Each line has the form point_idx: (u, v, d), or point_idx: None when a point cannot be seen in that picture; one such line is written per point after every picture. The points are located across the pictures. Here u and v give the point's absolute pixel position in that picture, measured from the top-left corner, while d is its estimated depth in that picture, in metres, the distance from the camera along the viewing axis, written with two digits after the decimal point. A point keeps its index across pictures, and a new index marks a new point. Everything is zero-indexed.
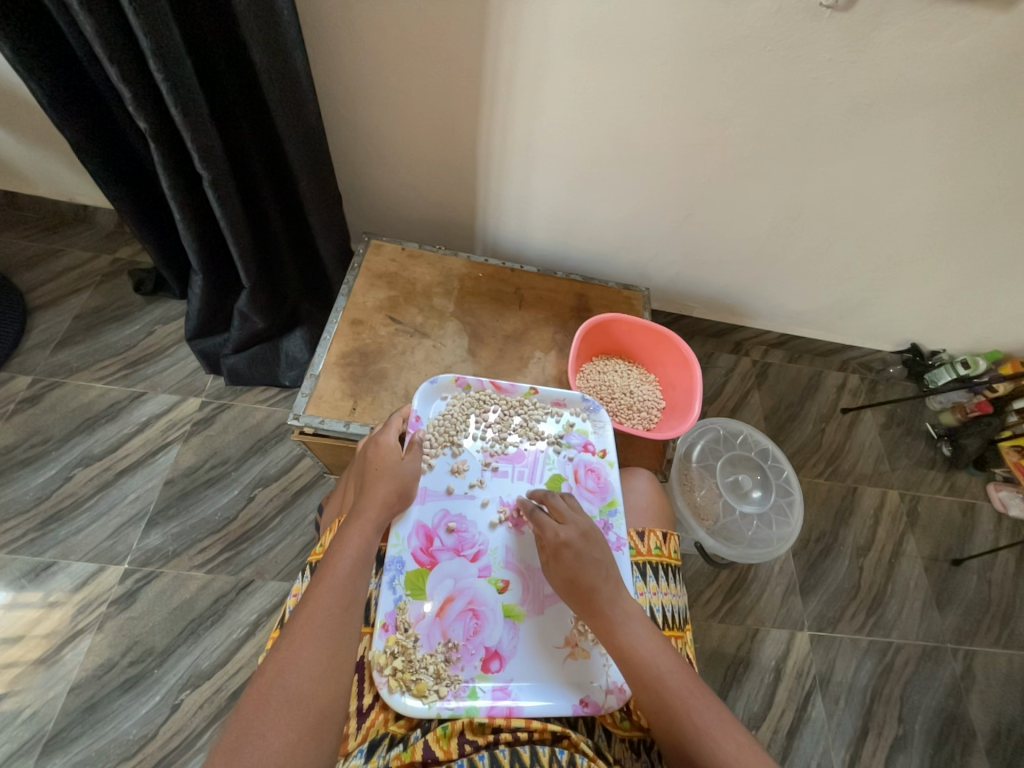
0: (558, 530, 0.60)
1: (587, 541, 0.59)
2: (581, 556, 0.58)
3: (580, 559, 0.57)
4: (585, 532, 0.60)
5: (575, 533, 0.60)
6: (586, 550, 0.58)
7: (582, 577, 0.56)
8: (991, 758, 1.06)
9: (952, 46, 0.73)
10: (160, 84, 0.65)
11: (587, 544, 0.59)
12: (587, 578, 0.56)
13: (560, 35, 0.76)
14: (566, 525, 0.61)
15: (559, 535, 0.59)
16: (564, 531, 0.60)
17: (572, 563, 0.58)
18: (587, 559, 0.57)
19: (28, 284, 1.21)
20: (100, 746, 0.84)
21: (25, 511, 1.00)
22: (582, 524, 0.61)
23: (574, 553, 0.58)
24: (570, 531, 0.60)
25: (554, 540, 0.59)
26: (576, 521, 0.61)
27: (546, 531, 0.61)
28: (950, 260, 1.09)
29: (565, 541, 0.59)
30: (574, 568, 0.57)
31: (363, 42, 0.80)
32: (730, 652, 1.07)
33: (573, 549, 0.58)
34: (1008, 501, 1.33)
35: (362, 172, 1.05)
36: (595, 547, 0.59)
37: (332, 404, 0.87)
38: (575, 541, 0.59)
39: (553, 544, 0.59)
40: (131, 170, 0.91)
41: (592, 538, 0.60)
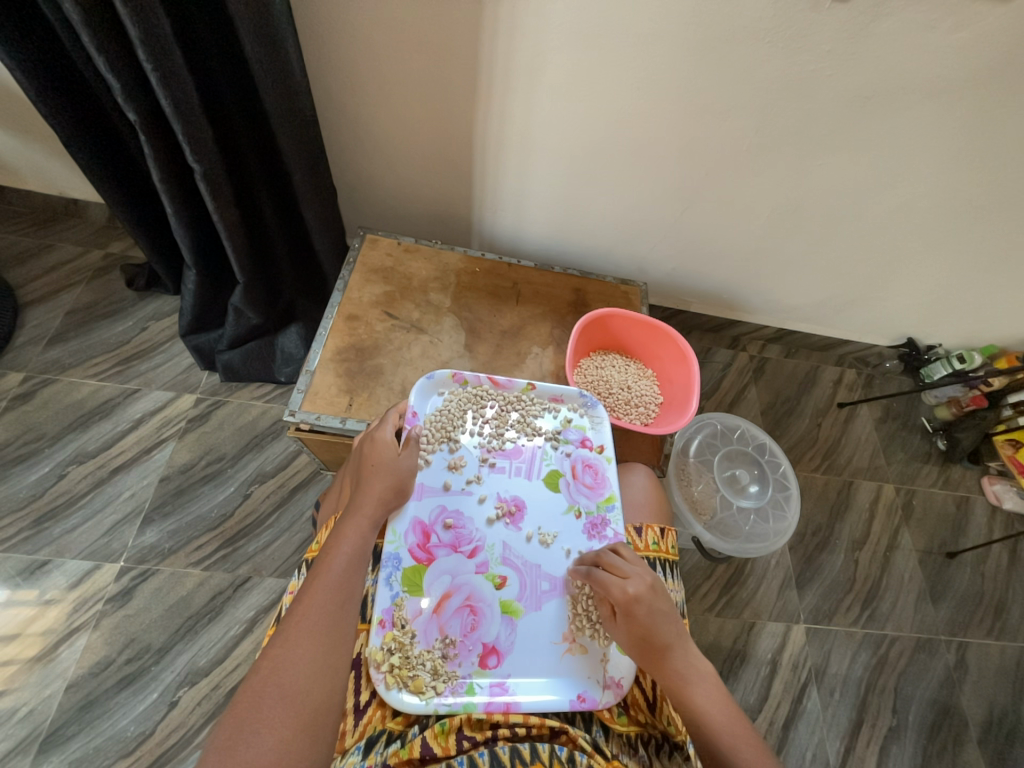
0: (625, 584, 0.56)
1: (657, 594, 0.57)
2: (653, 611, 0.56)
3: (652, 615, 0.55)
4: (652, 584, 0.57)
5: (643, 586, 0.56)
6: (657, 604, 0.56)
7: (655, 636, 0.55)
8: (983, 748, 1.08)
9: (952, 38, 0.72)
10: (149, 75, 0.63)
11: (656, 597, 0.56)
12: (661, 636, 0.55)
13: (556, 26, 0.75)
14: (631, 578, 0.57)
15: (628, 590, 0.56)
16: (632, 584, 0.56)
17: (645, 620, 0.55)
18: (659, 614, 0.56)
19: (20, 279, 1.20)
20: (97, 743, 0.84)
21: (18, 509, 0.99)
22: (648, 575, 0.58)
23: (647, 608, 0.55)
24: (638, 584, 0.56)
25: (624, 597, 0.56)
26: (639, 571, 0.58)
27: (612, 587, 0.57)
28: (948, 254, 1.09)
29: (636, 596, 0.56)
30: (647, 626, 0.55)
31: (358, 33, 0.79)
32: (727, 645, 1.08)
33: (645, 605, 0.55)
34: (1002, 494, 1.34)
35: (357, 167, 1.04)
36: (663, 601, 0.57)
37: (328, 400, 0.87)
38: (646, 596, 0.56)
39: (623, 601, 0.56)
40: (121, 163, 0.90)
41: (659, 589, 0.57)
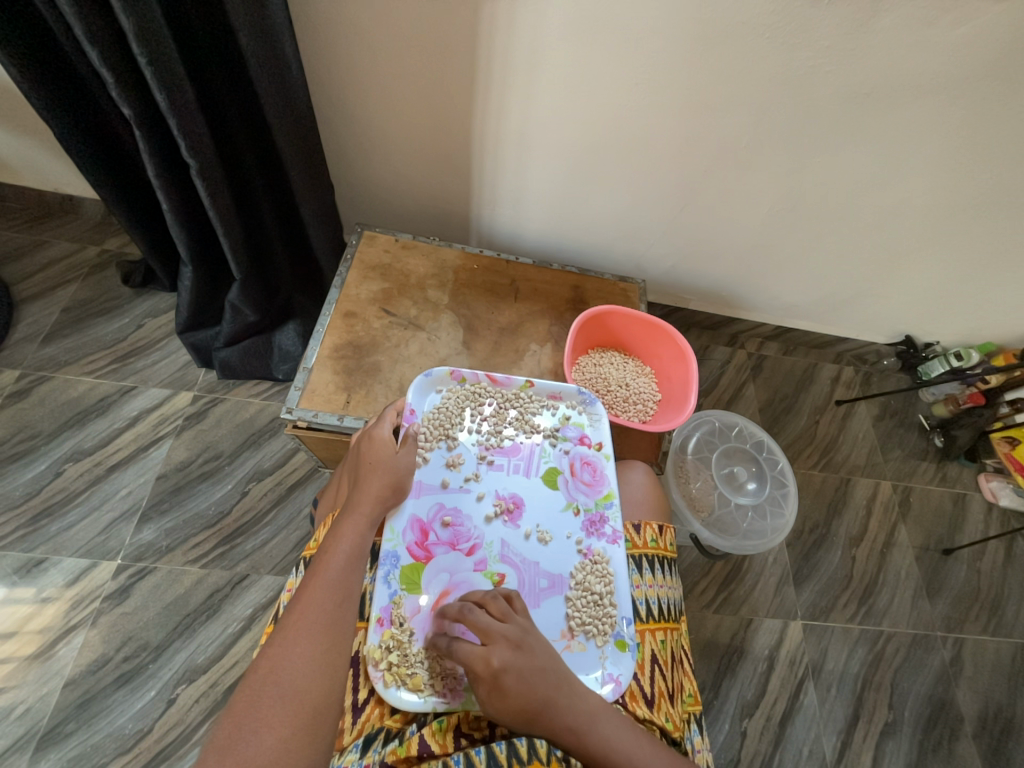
0: (489, 655, 0.49)
1: (523, 652, 0.51)
2: (524, 677, 0.49)
3: (523, 682, 0.49)
4: (517, 644, 0.51)
5: (507, 651, 0.50)
6: (527, 665, 0.50)
7: (531, 703, 0.48)
8: (979, 743, 1.08)
9: (951, 35, 0.72)
10: (143, 69, 0.63)
11: (522, 660, 0.50)
12: (539, 700, 0.49)
13: (554, 20, 0.74)
14: (494, 643, 0.50)
15: (492, 660, 0.49)
16: (496, 653, 0.49)
17: (517, 689, 0.48)
18: (531, 678, 0.49)
19: (15, 276, 1.19)
20: (95, 741, 0.84)
21: (14, 507, 0.98)
22: (511, 636, 0.51)
23: (517, 676, 0.49)
24: (502, 650, 0.50)
25: (490, 669, 0.49)
26: (501, 630, 0.51)
27: (475, 659, 0.49)
28: (945, 251, 1.09)
29: (503, 665, 0.49)
30: (522, 697, 0.48)
31: (355, 28, 0.78)
32: (724, 641, 1.08)
33: (513, 673, 0.49)
34: (999, 491, 1.34)
35: (354, 163, 1.03)
36: (533, 657, 0.51)
37: (326, 397, 0.86)
38: (513, 663, 0.49)
39: (489, 677, 0.49)
40: (115, 159, 0.90)
41: (526, 647, 0.51)
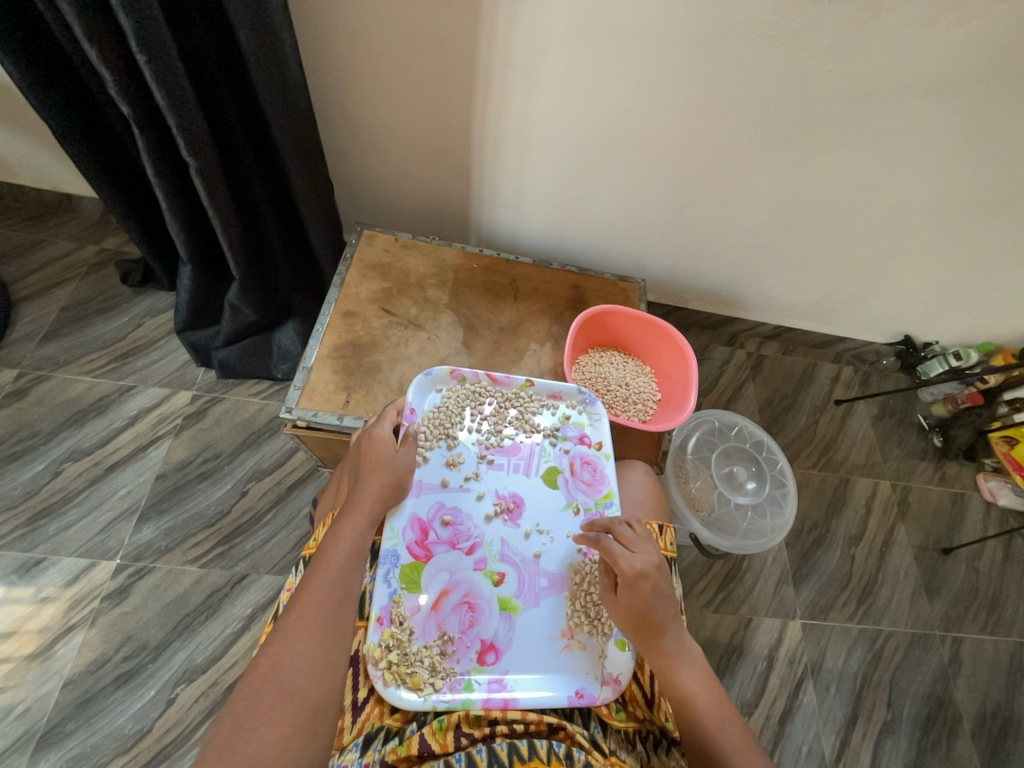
0: (633, 560, 0.56)
1: (662, 574, 0.57)
2: (656, 591, 0.56)
3: (654, 594, 0.55)
4: (659, 563, 0.57)
5: (650, 563, 0.56)
6: (662, 583, 0.56)
7: (652, 614, 0.55)
8: (977, 741, 1.09)
9: (952, 34, 0.72)
10: (142, 67, 0.62)
11: (660, 577, 0.56)
12: (657, 616, 0.55)
13: (554, 20, 0.74)
14: (639, 555, 0.57)
15: (635, 565, 0.56)
16: (640, 561, 0.56)
17: (647, 597, 0.55)
18: (660, 594, 0.56)
19: (13, 275, 1.19)
20: (94, 741, 0.84)
21: (12, 507, 0.98)
22: (656, 554, 0.58)
23: (651, 586, 0.55)
24: (646, 561, 0.56)
25: (630, 571, 0.56)
26: (647, 550, 0.58)
27: (620, 560, 0.57)
28: (944, 251, 1.10)
29: (643, 572, 0.55)
30: (648, 604, 0.55)
31: (355, 28, 0.78)
32: (724, 641, 1.08)
33: (650, 583, 0.55)
34: (997, 490, 1.34)
35: (354, 162, 1.03)
36: (666, 581, 0.57)
37: (325, 397, 0.86)
38: (652, 574, 0.56)
39: (628, 575, 0.56)
40: (114, 158, 0.89)
41: (663, 570, 0.57)
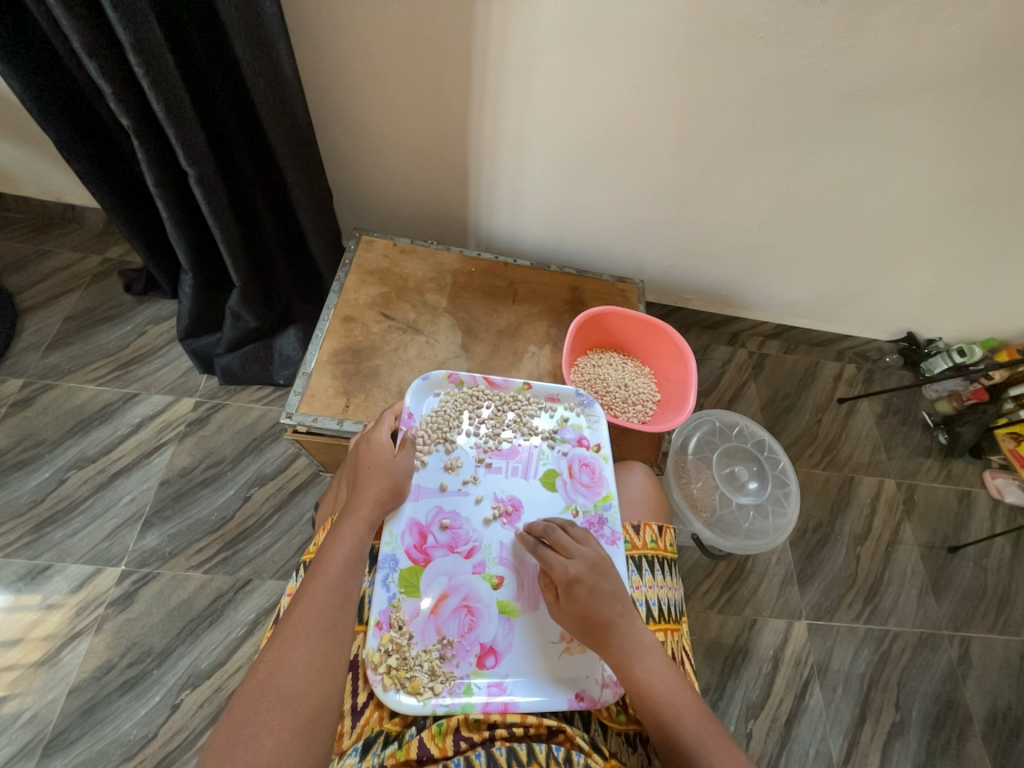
0: (566, 566, 0.57)
1: (598, 574, 0.57)
2: (595, 592, 0.56)
3: (593, 595, 0.56)
4: (594, 564, 0.58)
5: (583, 567, 0.57)
6: (599, 584, 0.56)
7: (597, 614, 0.55)
8: (988, 743, 1.07)
9: (948, 29, 0.72)
10: (141, 79, 0.63)
11: (597, 577, 0.57)
12: (603, 615, 0.55)
13: (548, 24, 0.75)
14: (573, 559, 0.58)
15: (568, 571, 0.57)
16: (573, 566, 0.57)
17: (586, 600, 0.55)
18: (601, 594, 0.56)
19: (18, 285, 1.20)
20: (101, 747, 0.85)
21: (20, 514, 0.99)
22: (591, 556, 0.58)
23: (588, 589, 0.56)
24: (579, 565, 0.57)
25: (564, 576, 0.57)
26: (583, 553, 0.59)
27: (554, 567, 0.58)
28: (945, 247, 1.09)
29: (576, 577, 0.56)
30: (587, 606, 0.55)
31: (351, 36, 0.79)
32: (729, 642, 1.08)
33: (585, 586, 0.56)
34: (1004, 488, 1.33)
35: (352, 169, 1.04)
36: (606, 580, 0.57)
37: (325, 402, 0.87)
38: (586, 577, 0.56)
39: (564, 581, 0.57)
40: (115, 168, 0.90)
41: (601, 570, 0.58)
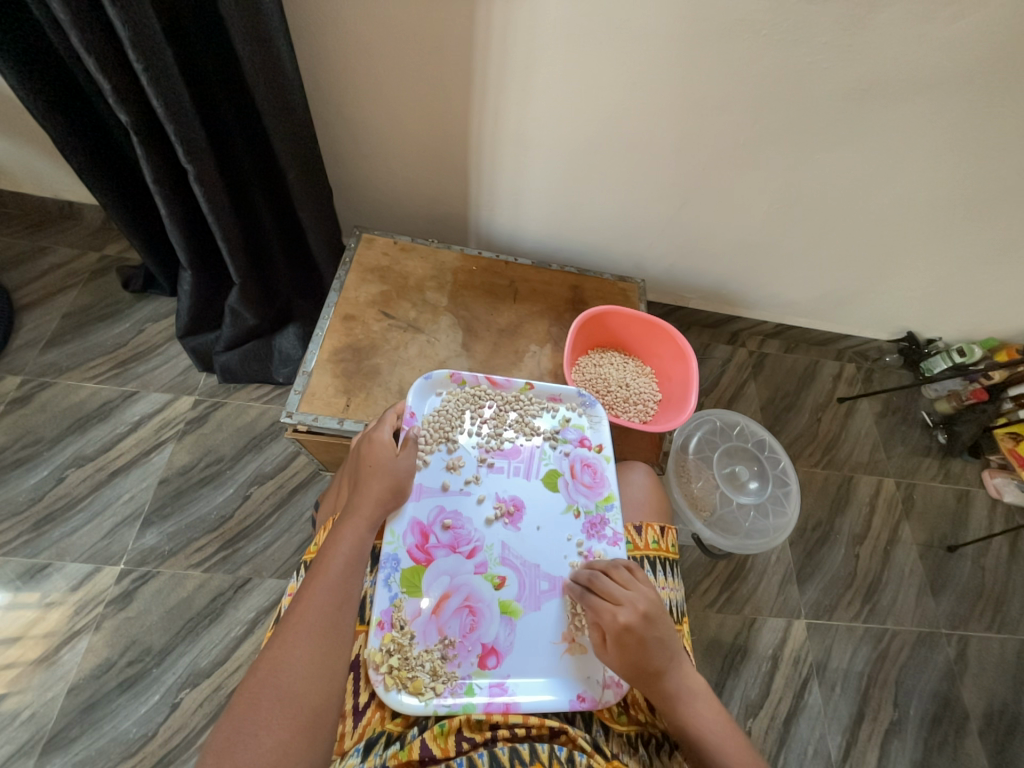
0: (616, 613, 0.54)
1: (650, 623, 0.54)
2: (647, 642, 0.53)
3: (645, 645, 0.53)
4: (646, 612, 0.55)
5: (635, 616, 0.54)
6: (651, 634, 0.54)
7: (648, 664, 0.53)
8: (984, 741, 1.08)
9: (952, 28, 0.71)
10: (139, 74, 0.63)
11: (649, 626, 0.54)
12: (655, 664, 0.54)
13: (550, 21, 0.74)
14: (623, 606, 0.55)
15: (618, 619, 0.54)
16: (624, 614, 0.54)
17: (637, 649, 0.53)
18: (652, 643, 0.54)
19: (16, 282, 1.20)
20: (100, 745, 0.85)
21: (18, 512, 0.99)
22: (642, 602, 0.55)
23: (640, 638, 0.53)
24: (630, 614, 0.54)
25: (614, 626, 0.54)
26: (633, 598, 0.56)
27: (604, 614, 0.55)
28: (946, 247, 1.09)
29: (627, 626, 0.54)
30: (639, 657, 0.53)
31: (351, 33, 0.78)
32: (728, 641, 1.08)
33: (636, 636, 0.53)
34: (1003, 487, 1.33)
35: (352, 167, 1.03)
36: (658, 628, 0.55)
37: (326, 401, 0.86)
38: (638, 627, 0.54)
39: (614, 630, 0.54)
40: (113, 165, 0.90)
41: (654, 616, 0.55)
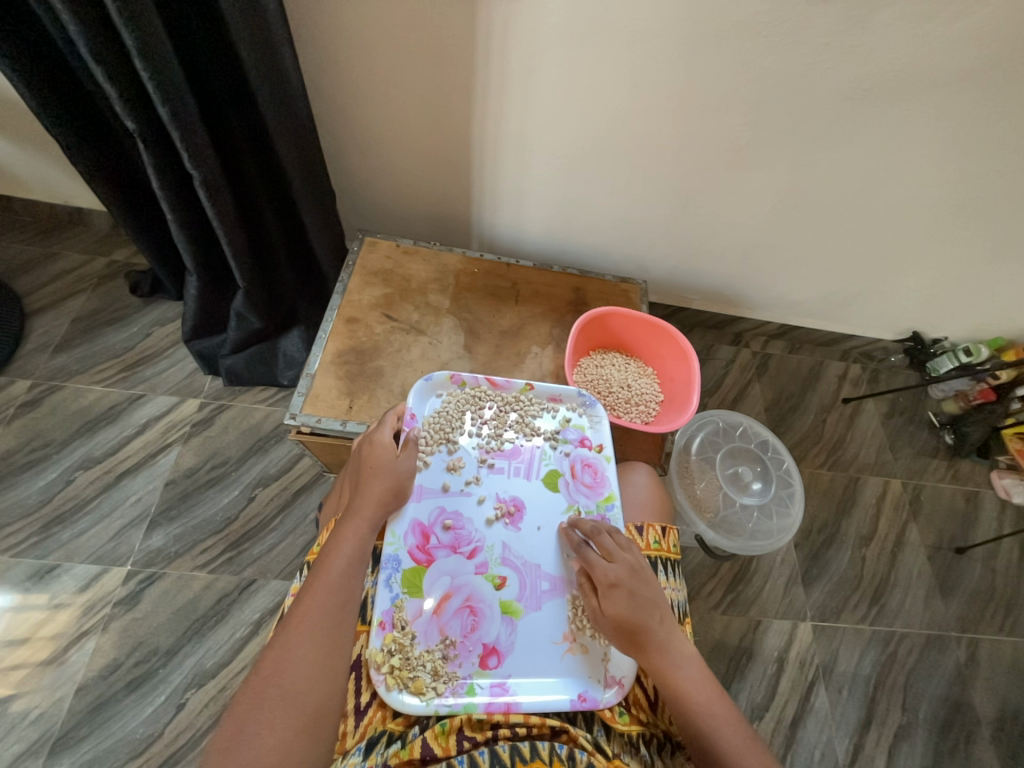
0: (607, 568, 0.58)
1: (638, 579, 0.58)
2: (634, 596, 0.57)
3: (633, 600, 0.56)
4: (635, 570, 0.59)
5: (624, 571, 0.58)
6: (638, 589, 0.57)
7: (636, 619, 0.55)
8: (996, 745, 1.06)
9: (952, 27, 0.71)
10: (146, 83, 0.64)
11: (637, 582, 0.58)
12: (642, 618, 0.55)
13: (550, 25, 0.75)
14: (615, 563, 0.59)
15: (608, 573, 0.58)
16: (614, 569, 0.58)
17: (624, 602, 0.56)
18: (639, 598, 0.57)
19: (26, 287, 1.22)
20: (108, 745, 0.85)
21: (28, 514, 1.00)
22: (632, 562, 0.59)
23: (627, 592, 0.57)
24: (620, 569, 0.58)
25: (604, 579, 0.58)
26: (625, 557, 0.59)
27: (596, 568, 0.59)
28: (951, 247, 1.09)
29: (616, 580, 0.57)
30: (626, 609, 0.56)
31: (354, 40, 0.80)
32: (733, 643, 1.07)
33: (624, 589, 0.57)
34: (1012, 488, 1.32)
35: (355, 171, 1.04)
36: (645, 586, 0.58)
37: (329, 402, 0.87)
38: (626, 582, 0.57)
39: (604, 583, 0.58)
40: (120, 172, 0.91)
41: (642, 575, 0.59)
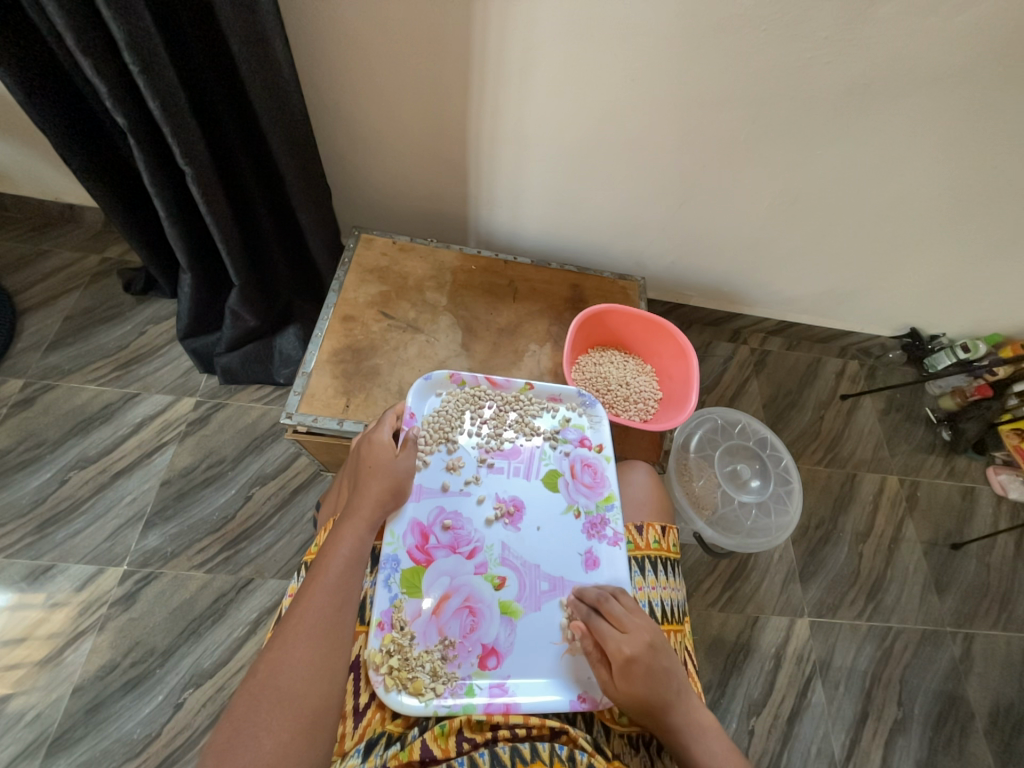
0: (622, 643, 0.53)
1: (654, 652, 0.54)
2: (652, 671, 0.53)
3: (650, 676, 0.52)
4: (651, 642, 0.54)
5: (640, 645, 0.53)
6: (656, 663, 0.53)
7: (654, 696, 0.52)
8: (990, 739, 1.07)
9: (952, 22, 0.71)
10: (136, 78, 0.63)
11: (654, 656, 0.53)
12: (660, 694, 0.52)
13: (547, 19, 0.74)
14: (628, 635, 0.54)
15: (624, 649, 0.53)
16: (629, 643, 0.53)
17: (643, 680, 0.52)
18: (657, 673, 0.53)
19: (18, 285, 1.20)
20: (105, 745, 0.85)
21: (22, 515, 0.99)
22: (646, 632, 0.55)
23: (646, 668, 0.52)
24: (636, 643, 0.53)
25: (619, 656, 0.53)
26: (638, 627, 0.55)
27: (608, 643, 0.54)
28: (949, 243, 1.08)
29: (633, 657, 0.52)
30: (645, 687, 0.52)
31: (348, 34, 0.78)
32: (731, 639, 1.08)
33: (642, 665, 0.52)
34: (1008, 484, 1.33)
35: (350, 168, 1.03)
36: (662, 657, 0.54)
37: (325, 401, 0.86)
38: (644, 657, 0.53)
39: (619, 660, 0.53)
40: (112, 168, 0.90)
41: (658, 647, 0.54)
